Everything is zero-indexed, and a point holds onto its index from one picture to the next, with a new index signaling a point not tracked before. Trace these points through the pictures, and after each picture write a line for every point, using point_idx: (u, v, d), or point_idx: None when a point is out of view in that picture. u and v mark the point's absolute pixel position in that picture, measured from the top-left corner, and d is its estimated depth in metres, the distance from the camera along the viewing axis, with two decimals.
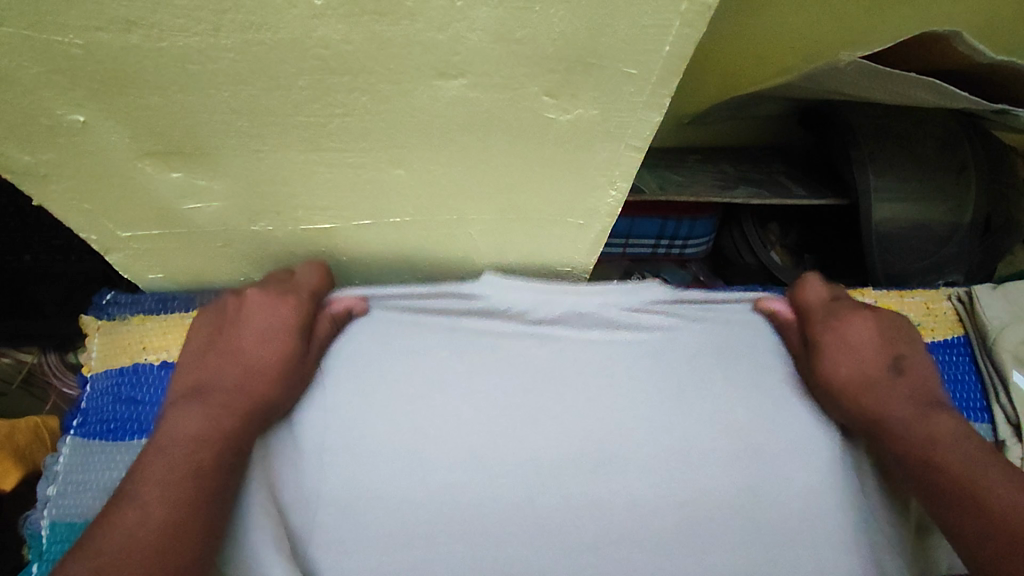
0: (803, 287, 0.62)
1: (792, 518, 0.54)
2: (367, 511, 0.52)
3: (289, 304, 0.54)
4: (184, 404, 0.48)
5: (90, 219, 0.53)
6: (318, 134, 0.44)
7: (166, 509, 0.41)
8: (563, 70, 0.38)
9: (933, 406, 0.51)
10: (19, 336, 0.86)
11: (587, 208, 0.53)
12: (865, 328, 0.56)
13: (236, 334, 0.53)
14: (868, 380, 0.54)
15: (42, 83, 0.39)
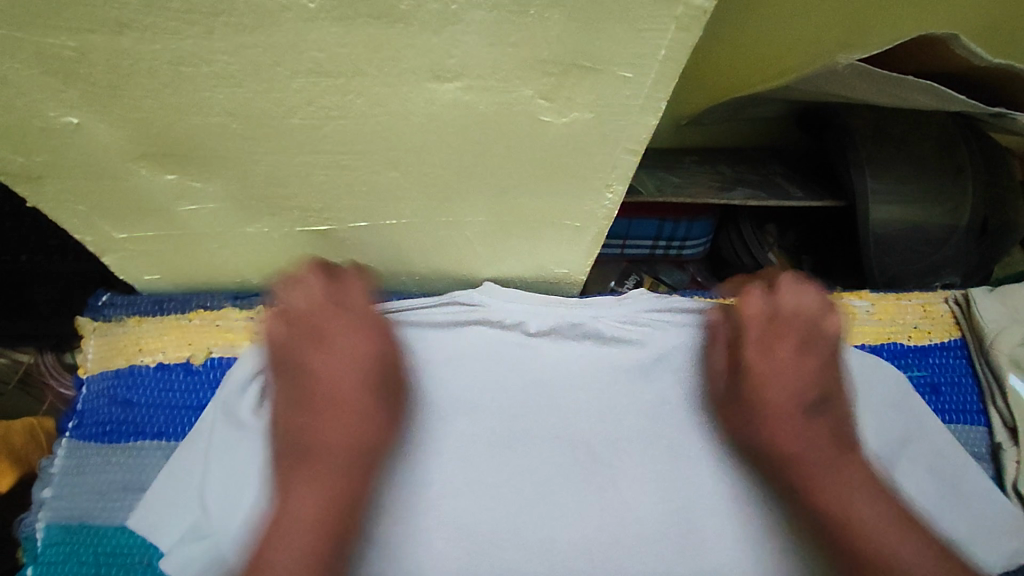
0: (745, 299, 0.61)
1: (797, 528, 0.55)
2: (367, 525, 0.53)
3: (363, 341, 0.56)
4: (298, 470, 0.51)
5: (85, 220, 0.53)
6: (313, 137, 0.43)
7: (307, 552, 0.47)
8: (559, 73, 0.38)
9: (836, 454, 0.55)
10: (18, 335, 0.87)
11: (584, 212, 0.53)
12: (796, 359, 0.58)
13: (318, 383, 0.54)
14: (790, 414, 0.57)
15: (35, 85, 0.39)
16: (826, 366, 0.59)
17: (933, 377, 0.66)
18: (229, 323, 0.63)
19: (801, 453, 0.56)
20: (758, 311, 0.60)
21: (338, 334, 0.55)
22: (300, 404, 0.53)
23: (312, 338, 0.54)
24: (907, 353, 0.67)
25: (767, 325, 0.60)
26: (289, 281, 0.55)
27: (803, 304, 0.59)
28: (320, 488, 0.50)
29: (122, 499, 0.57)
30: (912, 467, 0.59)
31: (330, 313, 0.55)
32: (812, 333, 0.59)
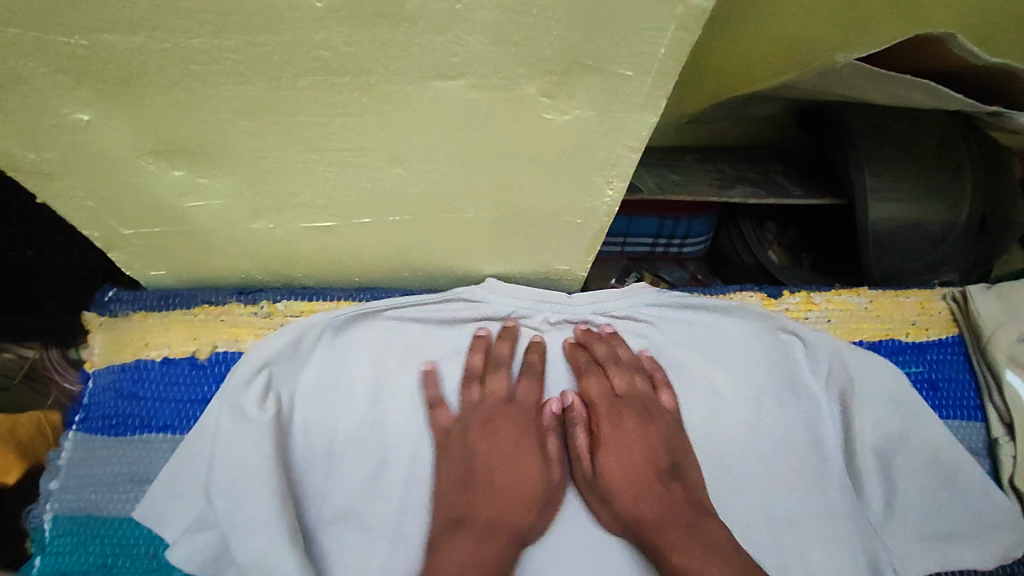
0: (586, 381, 0.61)
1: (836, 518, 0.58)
2: (362, 523, 0.57)
3: (528, 430, 0.60)
4: (454, 536, 0.53)
5: (93, 216, 0.54)
6: (318, 133, 0.44)
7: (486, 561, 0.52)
8: (561, 71, 0.39)
9: (690, 518, 0.55)
10: (22, 332, 0.87)
11: (585, 208, 0.54)
12: (641, 431, 0.59)
13: (486, 468, 0.57)
14: (631, 494, 0.56)
15: (46, 82, 0.40)
16: (675, 436, 0.60)
17: (931, 373, 0.67)
18: (234, 318, 0.64)
19: (660, 518, 0.55)
20: (603, 385, 0.61)
21: (506, 426, 0.59)
22: (463, 481, 0.57)
23: (517, 424, 0.59)
24: (905, 349, 0.67)
25: (608, 402, 0.61)
26: (471, 378, 0.61)
27: (635, 381, 0.61)
28: (480, 550, 0.52)
29: (128, 491, 0.58)
30: (910, 464, 0.59)
31: (524, 408, 0.60)
32: (649, 407, 0.60)
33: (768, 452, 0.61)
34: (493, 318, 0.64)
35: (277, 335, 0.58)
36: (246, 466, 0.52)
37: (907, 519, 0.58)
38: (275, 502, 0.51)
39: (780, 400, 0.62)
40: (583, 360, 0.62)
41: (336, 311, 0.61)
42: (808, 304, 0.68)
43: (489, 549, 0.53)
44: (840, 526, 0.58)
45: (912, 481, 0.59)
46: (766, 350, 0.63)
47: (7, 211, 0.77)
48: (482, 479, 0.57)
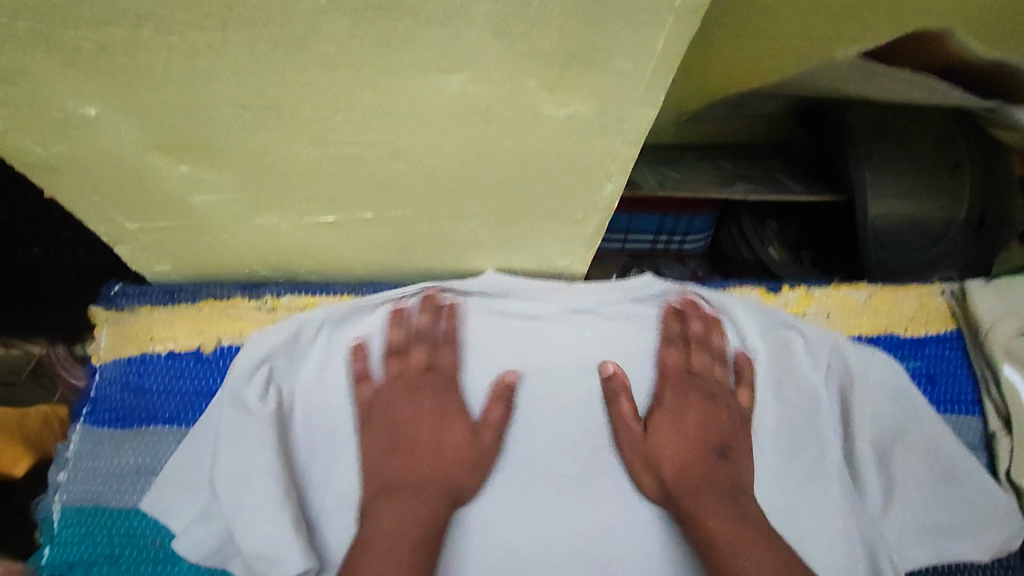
0: (665, 350, 0.64)
1: (825, 505, 0.60)
2: (335, 499, 0.59)
3: (451, 397, 0.62)
4: (384, 500, 0.56)
5: (99, 210, 0.54)
6: (322, 128, 0.45)
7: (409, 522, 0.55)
8: (561, 65, 0.39)
9: (727, 491, 0.58)
10: (28, 327, 0.88)
11: (585, 202, 0.54)
12: (704, 409, 0.62)
13: (414, 433, 0.61)
14: (677, 462, 0.61)
15: (55, 76, 0.40)
16: (734, 425, 0.62)
17: (929, 368, 0.67)
18: (238, 312, 0.65)
19: (699, 485, 0.59)
20: (680, 361, 0.63)
21: (428, 394, 0.62)
22: (391, 448, 0.60)
23: (441, 391, 0.62)
24: (904, 344, 0.68)
25: (677, 377, 0.63)
26: (392, 351, 0.62)
27: (713, 366, 0.64)
28: (410, 513, 0.56)
29: (135, 482, 0.59)
30: (910, 458, 0.59)
31: (446, 376, 0.62)
32: (716, 393, 0.63)
33: (767, 442, 0.63)
34: (493, 308, 0.64)
35: (275, 329, 0.58)
36: (249, 460, 0.53)
37: (907, 512, 0.59)
38: (275, 493, 0.53)
39: (789, 391, 0.63)
40: (671, 333, 0.64)
41: (334, 306, 0.61)
42: (807, 300, 0.69)
43: (420, 509, 0.56)
44: (840, 518, 0.59)
45: (915, 477, 0.59)
46: (781, 343, 0.64)
47: (14, 208, 0.78)
48: (410, 446, 0.60)
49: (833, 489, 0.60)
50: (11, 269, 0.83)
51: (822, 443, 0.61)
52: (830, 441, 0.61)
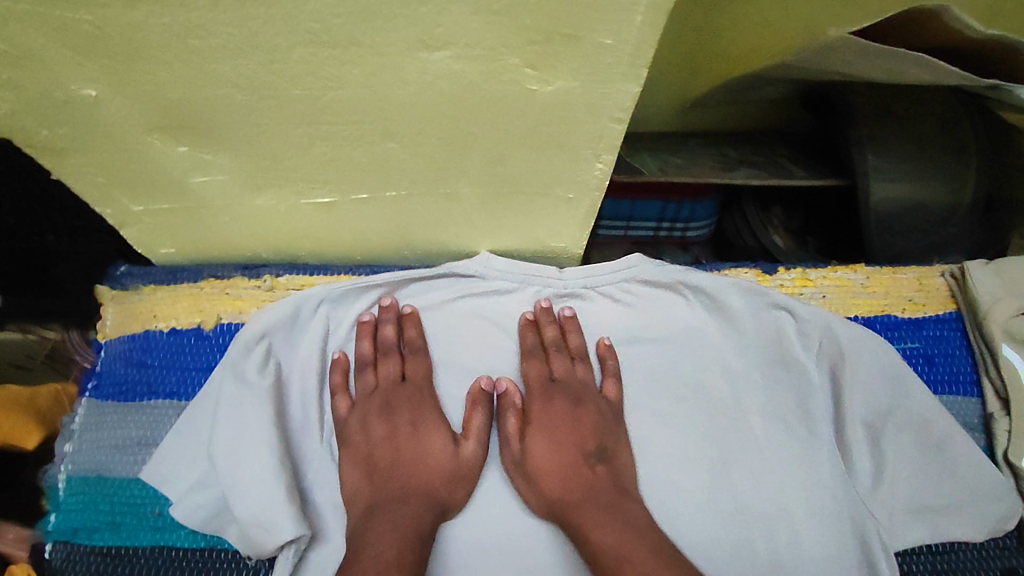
0: (529, 364, 0.64)
1: (818, 486, 0.60)
2: (328, 487, 0.60)
3: (424, 408, 0.62)
4: (374, 511, 0.55)
5: (104, 192, 0.56)
6: (313, 107, 0.46)
7: (392, 548, 0.52)
8: (542, 41, 0.40)
9: (608, 496, 0.57)
10: (42, 312, 0.93)
11: (575, 182, 0.55)
12: (569, 416, 0.62)
13: (391, 451, 0.60)
14: (557, 480, 0.59)
15: (57, 58, 0.42)
16: (608, 422, 0.62)
17: (927, 349, 0.67)
18: (239, 291, 0.66)
19: (580, 497, 0.58)
20: (542, 371, 0.64)
21: (401, 407, 0.62)
22: (365, 455, 0.60)
23: (413, 404, 0.62)
24: (900, 325, 0.68)
25: (543, 387, 0.63)
26: (364, 365, 0.63)
27: (575, 367, 0.64)
28: (394, 525, 0.54)
29: (134, 453, 0.61)
30: (899, 435, 0.60)
31: (416, 387, 0.63)
32: (582, 394, 0.63)
33: (757, 424, 0.63)
34: (487, 287, 0.66)
35: (275, 306, 0.60)
36: (244, 431, 0.56)
37: (898, 490, 0.59)
38: (267, 465, 0.55)
39: (768, 370, 0.64)
40: (530, 343, 0.64)
41: (334, 284, 0.63)
42: (804, 281, 0.69)
43: (404, 512, 0.56)
44: (832, 497, 0.60)
45: (907, 454, 0.60)
46: (762, 329, 0.64)
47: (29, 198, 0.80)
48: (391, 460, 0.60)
49: (821, 466, 0.61)
50: (25, 255, 0.88)
51: (812, 421, 0.62)
52: (818, 420, 0.62)
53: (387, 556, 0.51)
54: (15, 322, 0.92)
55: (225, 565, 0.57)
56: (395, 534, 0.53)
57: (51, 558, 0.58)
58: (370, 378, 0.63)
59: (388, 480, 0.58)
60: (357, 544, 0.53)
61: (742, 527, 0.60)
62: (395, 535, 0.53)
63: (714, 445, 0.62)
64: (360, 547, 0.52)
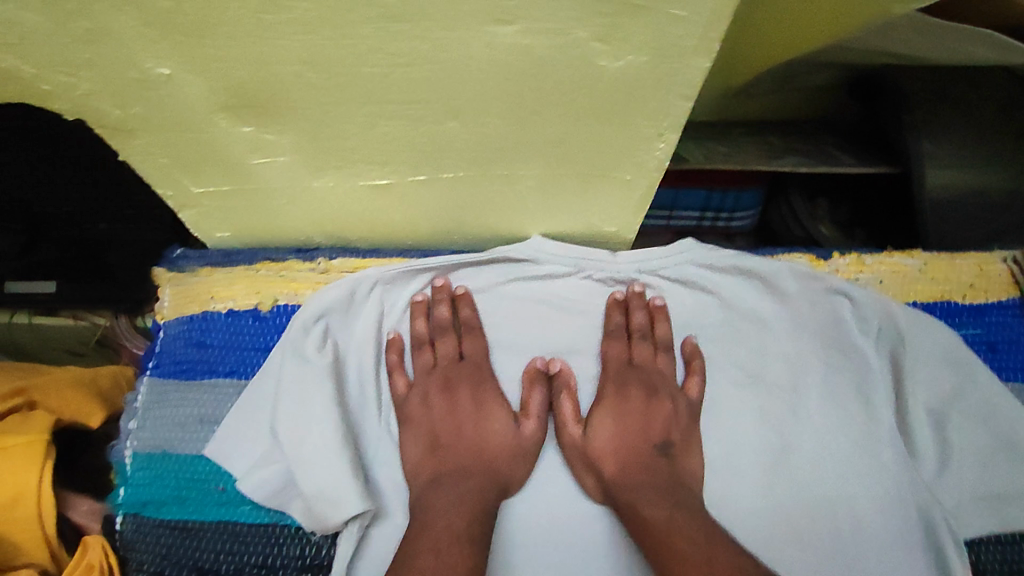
0: (609, 343, 0.65)
1: (875, 471, 0.61)
2: (386, 469, 0.62)
3: (485, 386, 0.65)
4: (439, 482, 0.59)
5: (169, 173, 0.58)
6: (380, 85, 0.46)
7: (456, 521, 0.54)
8: (615, 14, 0.39)
9: (664, 484, 0.58)
10: (95, 300, 0.96)
11: (634, 163, 0.55)
12: (643, 405, 0.63)
13: (454, 425, 0.63)
14: (618, 457, 0.61)
15: (135, 37, 0.42)
16: (677, 417, 0.62)
17: (989, 335, 0.66)
18: (293, 273, 0.68)
19: (639, 479, 0.59)
20: (622, 353, 0.65)
21: (461, 385, 0.65)
22: (432, 429, 0.63)
23: (474, 382, 0.65)
24: (961, 312, 0.67)
25: (620, 368, 0.64)
26: (421, 343, 0.66)
27: (657, 357, 0.65)
28: (455, 499, 0.57)
29: (198, 430, 0.63)
30: (966, 422, 0.60)
31: (476, 366, 0.65)
32: (658, 384, 0.63)
33: (816, 410, 0.63)
34: (535, 270, 0.67)
35: (333, 286, 0.64)
36: (310, 406, 0.60)
37: (964, 477, 0.59)
38: (333, 440, 0.58)
39: (827, 358, 0.64)
40: (615, 323, 0.66)
41: (387, 266, 0.66)
42: (858, 266, 0.69)
43: (467, 487, 0.58)
44: (891, 484, 0.60)
45: (976, 441, 0.60)
46: (818, 314, 0.65)
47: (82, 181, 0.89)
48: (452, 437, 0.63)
49: (882, 450, 0.61)
50: (81, 245, 0.94)
51: (872, 407, 0.62)
52: (877, 405, 0.62)
53: (453, 531, 0.53)
54: (70, 307, 0.96)
55: (284, 540, 0.59)
56: (461, 505, 0.56)
57: (123, 531, 0.61)
58: (428, 355, 0.66)
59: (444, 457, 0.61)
60: (422, 524, 0.54)
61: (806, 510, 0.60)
62: (450, 513, 0.55)
63: (767, 430, 0.63)
64: (423, 524, 0.54)
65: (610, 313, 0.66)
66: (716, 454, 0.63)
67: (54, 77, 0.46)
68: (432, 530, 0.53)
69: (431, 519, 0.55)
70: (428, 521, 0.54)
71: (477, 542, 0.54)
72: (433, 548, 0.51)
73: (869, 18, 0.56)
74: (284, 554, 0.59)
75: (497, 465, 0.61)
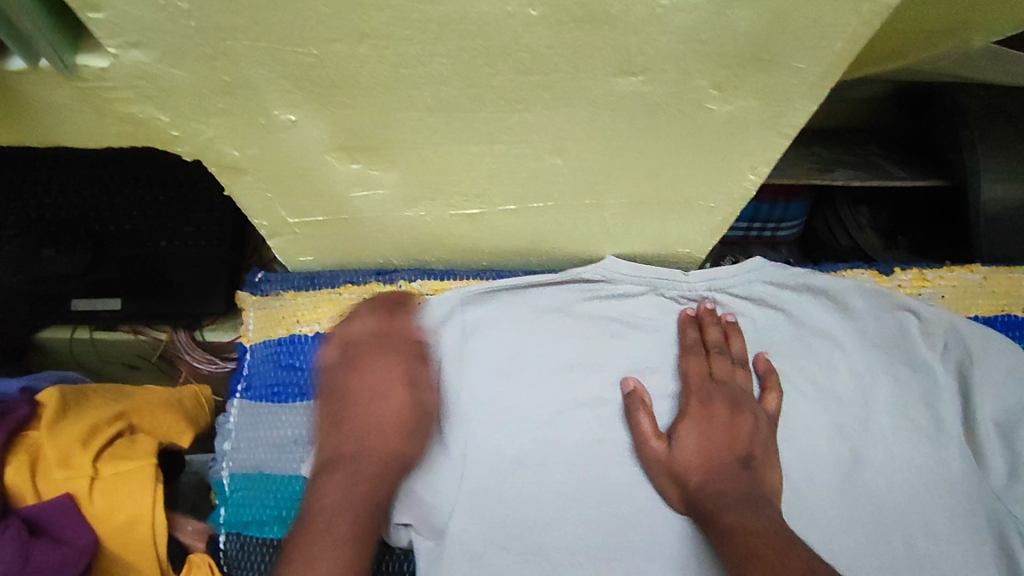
0: (688, 357, 0.66)
1: (947, 479, 0.65)
2: (476, 492, 0.63)
3: (398, 365, 0.61)
4: (327, 477, 0.56)
5: (269, 206, 0.60)
6: (496, 128, 0.48)
7: (342, 522, 0.53)
8: (736, 65, 0.42)
9: (745, 500, 0.58)
10: (152, 317, 0.86)
11: (722, 193, 0.57)
12: (728, 419, 0.62)
13: (359, 399, 0.59)
14: (701, 470, 0.61)
15: (272, 89, 0.44)
16: (760, 430, 0.63)
17: None
18: (376, 296, 0.71)
19: (722, 494, 0.58)
20: (701, 368, 0.65)
21: (376, 360, 0.61)
22: (337, 417, 0.60)
23: (384, 359, 0.61)
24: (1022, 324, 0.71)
25: (702, 383, 0.65)
26: (351, 322, 0.64)
27: (735, 371, 0.65)
28: (347, 492, 0.55)
29: (293, 451, 0.66)
30: None
31: (378, 343, 0.62)
32: (740, 398, 0.64)
33: (887, 424, 0.66)
34: (610, 292, 0.69)
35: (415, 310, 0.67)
36: None
37: None
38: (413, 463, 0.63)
39: (897, 374, 0.67)
40: (690, 338, 0.67)
41: (467, 287, 0.69)
42: (921, 281, 0.72)
43: (355, 482, 0.56)
44: (963, 494, 0.64)
45: None
46: (887, 331, 0.68)
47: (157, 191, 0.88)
48: (352, 420, 0.59)
49: (952, 458, 0.65)
50: (138, 263, 0.86)
51: (942, 420, 0.66)
52: (944, 417, 0.66)
53: (339, 533, 0.52)
54: (124, 323, 0.86)
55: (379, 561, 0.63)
56: (349, 500, 0.55)
57: (225, 549, 0.64)
58: (339, 336, 0.63)
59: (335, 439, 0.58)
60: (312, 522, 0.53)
61: (882, 523, 0.63)
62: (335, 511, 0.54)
63: (841, 442, 0.65)
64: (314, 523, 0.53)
65: (686, 329, 0.67)
66: (793, 468, 0.64)
67: (185, 124, 0.48)
68: (317, 532, 0.52)
69: (316, 520, 0.53)
70: (311, 521, 0.54)
71: (358, 539, 0.53)
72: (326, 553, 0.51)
73: (942, 51, 0.59)
74: (384, 571, 0.63)
75: (395, 444, 0.58)
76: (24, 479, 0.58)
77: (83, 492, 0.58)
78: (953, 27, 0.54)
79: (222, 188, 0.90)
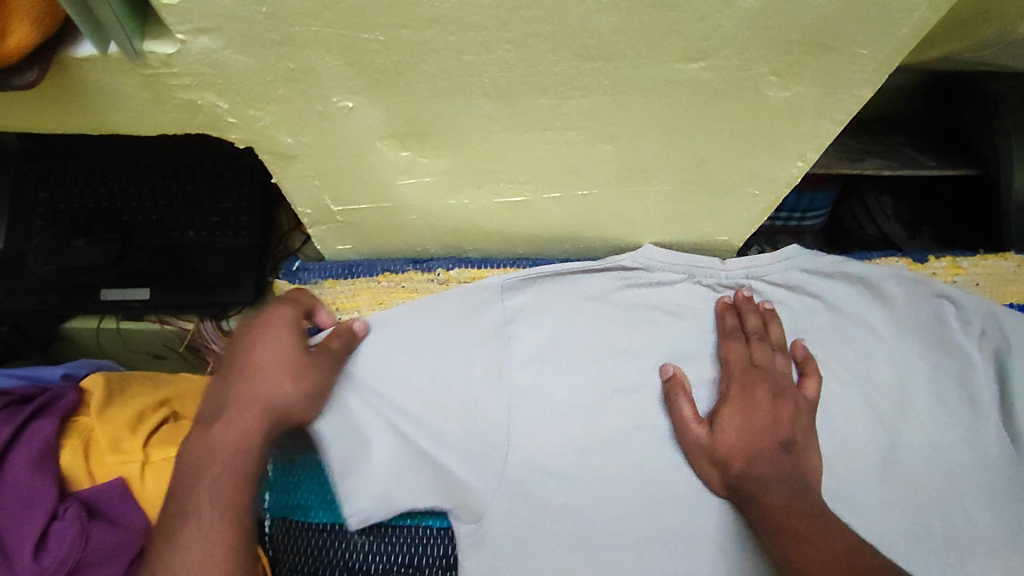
0: (728, 344, 0.66)
1: (979, 464, 0.66)
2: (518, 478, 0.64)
3: (284, 341, 0.59)
4: (202, 433, 0.55)
5: (314, 194, 0.60)
6: (551, 115, 0.49)
7: (208, 484, 0.52)
8: (799, 51, 0.42)
9: (787, 481, 0.58)
10: (179, 307, 0.86)
11: (768, 179, 0.58)
12: (771, 405, 0.63)
13: (244, 365, 0.58)
14: (742, 454, 0.62)
15: (334, 75, 0.45)
16: (801, 416, 0.64)
17: None
18: (414, 284, 0.71)
19: (763, 476, 0.59)
20: (743, 352, 0.66)
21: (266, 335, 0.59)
22: (224, 378, 0.58)
23: (272, 335, 0.60)
24: None
25: (744, 368, 0.65)
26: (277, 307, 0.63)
27: (775, 356, 0.66)
28: (222, 449, 0.54)
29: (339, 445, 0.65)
30: None
31: (275, 321, 0.61)
32: (783, 383, 0.65)
33: (922, 409, 0.67)
34: (648, 279, 0.69)
35: (452, 301, 0.67)
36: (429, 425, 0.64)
37: None
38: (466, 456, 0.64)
39: (931, 360, 0.68)
40: (730, 325, 0.67)
41: (506, 275, 0.68)
42: (956, 269, 0.72)
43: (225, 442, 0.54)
44: (999, 477, 0.66)
45: None
46: (925, 318, 0.68)
47: (183, 181, 0.88)
48: (251, 370, 0.58)
49: (985, 442, 0.67)
50: (166, 253, 0.86)
51: (976, 405, 0.68)
52: (977, 402, 0.68)
53: (227, 476, 0.53)
54: (149, 313, 0.85)
55: (427, 540, 0.65)
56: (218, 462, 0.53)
57: (271, 532, 0.65)
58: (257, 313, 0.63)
59: (224, 390, 0.57)
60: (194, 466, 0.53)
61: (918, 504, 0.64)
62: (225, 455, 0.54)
63: (878, 428, 0.66)
64: (200, 463, 0.53)
65: (725, 316, 0.68)
66: (831, 452, 0.65)
67: (243, 110, 0.48)
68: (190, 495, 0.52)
69: (190, 479, 0.52)
70: (184, 481, 0.53)
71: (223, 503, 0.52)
72: (213, 495, 0.52)
73: (986, 40, 0.59)
74: (430, 553, 0.65)
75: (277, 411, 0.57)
76: (75, 462, 0.59)
77: (133, 475, 0.59)
78: (999, 12, 0.55)
79: (248, 177, 0.89)
